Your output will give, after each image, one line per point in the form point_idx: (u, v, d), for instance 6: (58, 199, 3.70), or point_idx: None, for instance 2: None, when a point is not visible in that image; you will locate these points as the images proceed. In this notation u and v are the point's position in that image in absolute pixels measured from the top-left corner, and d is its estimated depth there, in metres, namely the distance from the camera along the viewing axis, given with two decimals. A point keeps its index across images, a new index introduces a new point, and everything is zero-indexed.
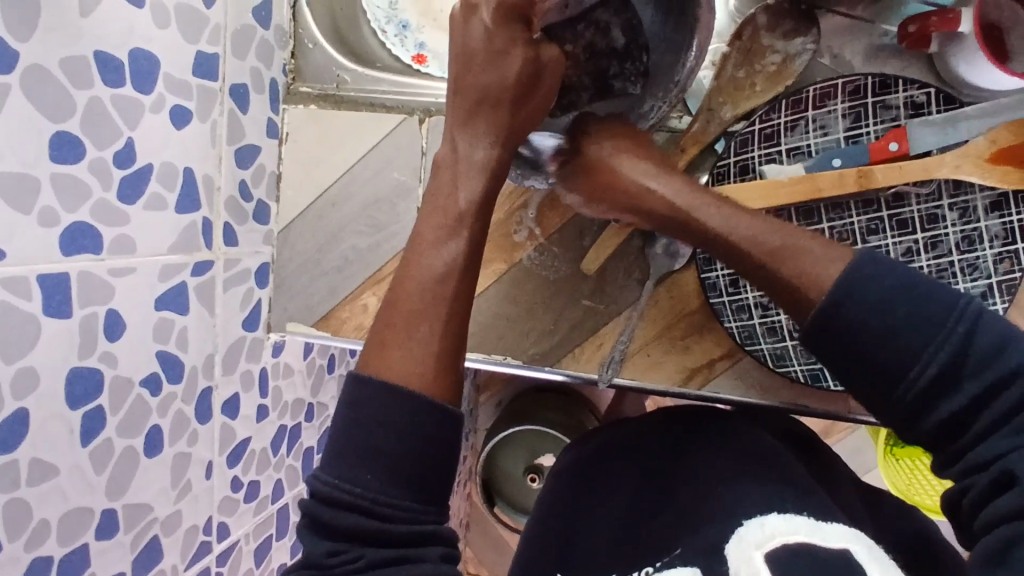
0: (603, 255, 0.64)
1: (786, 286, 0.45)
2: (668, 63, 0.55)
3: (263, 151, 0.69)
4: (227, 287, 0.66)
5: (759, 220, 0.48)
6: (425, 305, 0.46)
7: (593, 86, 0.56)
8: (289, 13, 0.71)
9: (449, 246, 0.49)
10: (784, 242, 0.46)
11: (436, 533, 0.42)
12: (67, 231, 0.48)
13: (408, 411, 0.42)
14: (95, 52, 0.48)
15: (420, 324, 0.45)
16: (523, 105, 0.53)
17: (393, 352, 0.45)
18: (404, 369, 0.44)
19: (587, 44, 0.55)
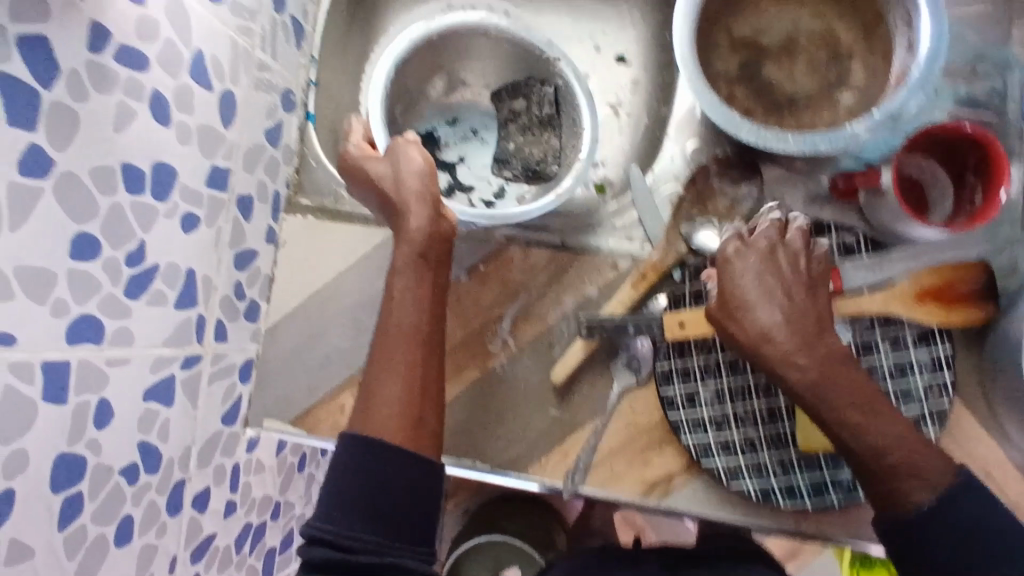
0: (570, 367, 0.68)
1: (885, 489, 0.54)
2: (523, 65, 0.86)
3: (261, 256, 0.74)
4: (212, 381, 0.69)
5: (884, 431, 0.54)
6: (380, 368, 0.62)
7: (547, 127, 0.85)
8: (298, 134, 0.79)
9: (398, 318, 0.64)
10: (890, 440, 0.54)
11: (393, 563, 0.56)
12: (74, 323, 0.52)
13: (366, 460, 0.58)
14: (123, 164, 0.54)
15: (380, 385, 0.61)
16: (415, 191, 0.67)
17: (371, 415, 0.60)
18: (386, 426, 0.59)
19: (518, 129, 0.88)
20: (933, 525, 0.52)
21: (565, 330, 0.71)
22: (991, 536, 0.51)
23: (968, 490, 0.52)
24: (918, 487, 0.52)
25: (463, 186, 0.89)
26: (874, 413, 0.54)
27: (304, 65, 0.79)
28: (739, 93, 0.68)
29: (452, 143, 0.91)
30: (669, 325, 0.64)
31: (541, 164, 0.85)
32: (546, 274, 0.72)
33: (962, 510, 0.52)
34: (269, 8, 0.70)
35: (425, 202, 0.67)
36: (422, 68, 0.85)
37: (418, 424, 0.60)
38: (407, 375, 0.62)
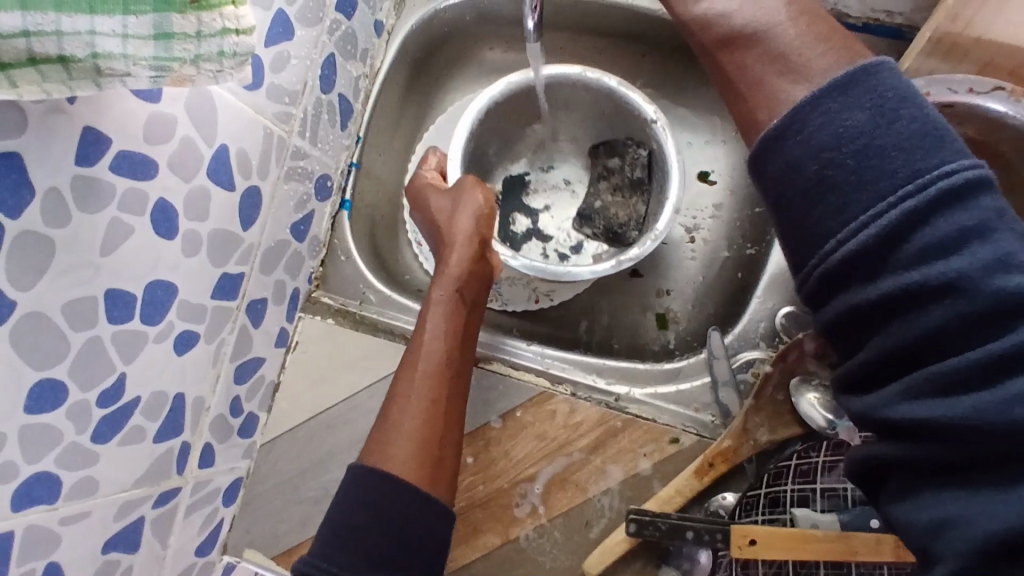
0: (607, 559, 0.57)
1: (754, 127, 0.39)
2: (623, 115, 0.73)
3: (267, 361, 0.65)
4: (189, 512, 0.58)
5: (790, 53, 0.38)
6: (408, 399, 0.55)
7: (637, 191, 0.74)
8: (328, 225, 0.69)
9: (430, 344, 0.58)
10: (769, 98, 0.38)
11: None
12: (25, 484, 0.42)
13: (392, 521, 0.49)
14: (108, 290, 0.45)
15: (404, 418, 0.54)
16: (465, 224, 0.62)
17: (389, 452, 0.53)
18: (400, 456, 0.52)
19: (605, 185, 0.76)
20: (799, 164, 0.34)
21: (605, 507, 0.60)
22: (875, 164, 0.32)
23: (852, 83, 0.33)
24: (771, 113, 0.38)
25: (542, 233, 0.78)
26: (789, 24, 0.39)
27: (348, 146, 0.70)
28: None
29: (540, 191, 0.80)
30: (735, 541, 0.52)
31: (622, 227, 0.74)
32: (592, 437, 0.61)
33: (855, 104, 0.33)
34: (316, 89, 0.61)
35: (473, 231, 0.62)
36: (516, 108, 0.75)
37: (434, 467, 0.53)
38: (432, 410, 0.55)
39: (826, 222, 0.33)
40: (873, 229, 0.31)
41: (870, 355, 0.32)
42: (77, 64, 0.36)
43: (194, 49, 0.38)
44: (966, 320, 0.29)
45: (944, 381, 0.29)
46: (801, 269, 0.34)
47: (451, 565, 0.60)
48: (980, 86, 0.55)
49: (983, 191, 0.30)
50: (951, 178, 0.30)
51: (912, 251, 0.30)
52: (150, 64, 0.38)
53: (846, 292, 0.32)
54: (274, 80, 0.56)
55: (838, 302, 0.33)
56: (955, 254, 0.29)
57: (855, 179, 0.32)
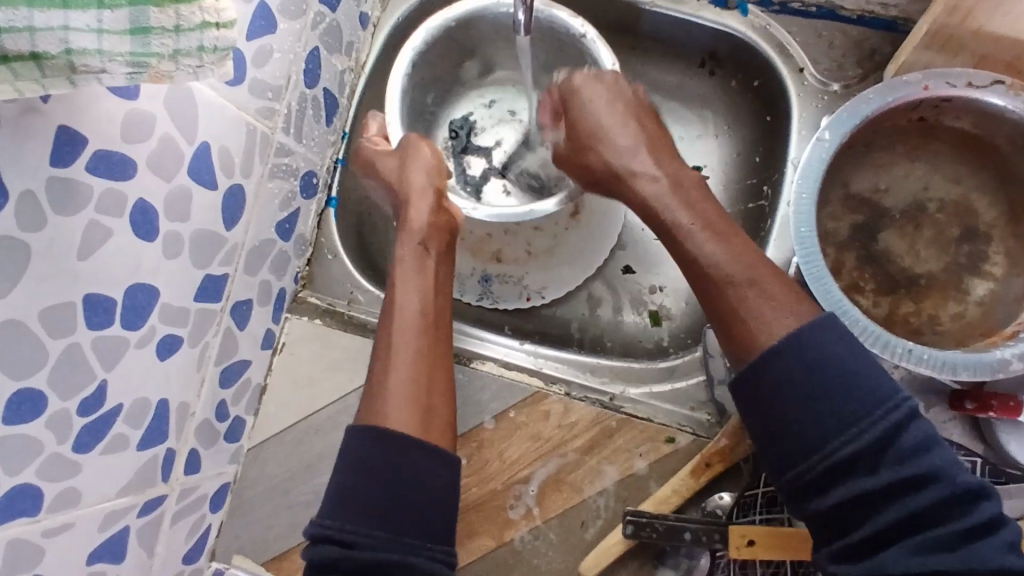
0: (605, 560, 0.56)
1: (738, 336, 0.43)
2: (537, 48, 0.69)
3: (253, 364, 0.63)
4: (175, 520, 0.57)
5: (734, 247, 0.46)
6: (388, 361, 0.53)
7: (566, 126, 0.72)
8: (314, 222, 0.68)
9: (406, 302, 0.56)
10: (768, 322, 0.42)
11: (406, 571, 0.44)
12: (4, 499, 0.41)
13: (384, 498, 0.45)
14: (86, 296, 0.43)
15: (386, 380, 0.52)
16: (421, 180, 0.61)
17: (382, 412, 0.50)
18: (392, 412, 0.49)
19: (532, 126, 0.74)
20: (792, 381, 0.39)
21: (602, 507, 0.59)
22: (855, 385, 0.38)
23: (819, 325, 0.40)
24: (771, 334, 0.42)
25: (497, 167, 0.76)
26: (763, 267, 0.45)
27: (333, 141, 0.68)
28: (849, 261, 0.61)
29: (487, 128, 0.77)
30: (733, 541, 0.52)
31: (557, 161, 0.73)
32: (587, 437, 0.60)
33: (828, 343, 0.40)
34: (300, 83, 0.59)
35: (426, 193, 0.61)
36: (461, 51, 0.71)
37: (431, 416, 0.50)
38: (411, 364, 0.53)
39: (812, 429, 0.39)
40: (857, 438, 0.38)
41: (856, 536, 0.38)
42: (51, 61, 0.34)
43: (173, 44, 0.36)
44: (936, 503, 0.36)
45: (924, 543, 0.36)
46: (786, 464, 0.40)
47: None
48: (979, 80, 0.54)
49: (915, 417, 0.38)
50: (897, 410, 0.38)
51: (891, 453, 0.37)
52: (127, 60, 0.36)
53: (840, 484, 0.38)
54: (256, 74, 0.54)
55: (827, 494, 0.38)
56: (924, 457, 0.37)
57: (845, 394, 0.38)
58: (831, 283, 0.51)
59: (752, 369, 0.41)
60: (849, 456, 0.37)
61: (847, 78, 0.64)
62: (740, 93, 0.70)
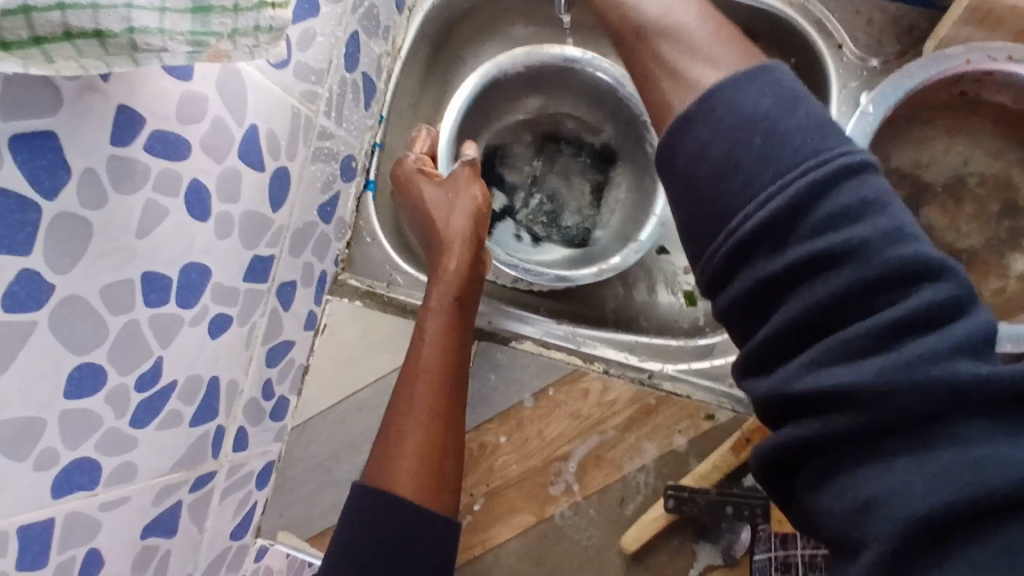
0: (645, 536, 0.57)
1: (659, 108, 0.43)
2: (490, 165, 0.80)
3: (297, 345, 0.65)
4: (224, 496, 0.59)
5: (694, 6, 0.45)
6: (406, 417, 0.57)
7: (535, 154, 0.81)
8: (353, 206, 0.69)
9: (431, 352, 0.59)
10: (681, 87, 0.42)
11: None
12: (66, 471, 0.42)
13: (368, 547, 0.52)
14: (144, 274, 0.44)
15: (404, 436, 0.56)
16: (461, 231, 0.63)
17: (391, 472, 0.55)
18: (400, 476, 0.55)
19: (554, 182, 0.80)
20: (706, 147, 0.37)
21: (641, 483, 0.60)
22: (778, 140, 0.36)
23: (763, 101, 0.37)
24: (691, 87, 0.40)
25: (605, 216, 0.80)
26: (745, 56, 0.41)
27: (371, 126, 0.69)
28: None
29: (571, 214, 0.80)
30: (775, 517, 0.53)
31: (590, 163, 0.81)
32: (626, 415, 0.61)
33: (757, 96, 0.37)
34: (340, 67, 0.60)
35: (468, 241, 0.63)
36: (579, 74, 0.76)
37: (438, 481, 0.56)
38: (428, 424, 0.56)
39: (722, 206, 0.36)
40: (765, 208, 0.35)
41: (772, 330, 0.35)
42: (113, 39, 0.34)
43: (232, 23, 0.38)
44: (865, 279, 0.32)
45: (848, 345, 0.32)
46: (700, 255, 0.38)
47: (487, 543, 0.61)
48: (1019, 54, 0.53)
49: (855, 178, 0.34)
50: (826, 166, 0.34)
51: (811, 223, 0.34)
52: (187, 39, 0.37)
53: (750, 264, 0.35)
54: (300, 58, 0.55)
55: (734, 281, 0.36)
56: (853, 222, 0.33)
57: (755, 161, 0.36)
58: None
59: (678, 129, 0.39)
60: (759, 231, 0.35)
61: (885, 53, 0.63)
62: None
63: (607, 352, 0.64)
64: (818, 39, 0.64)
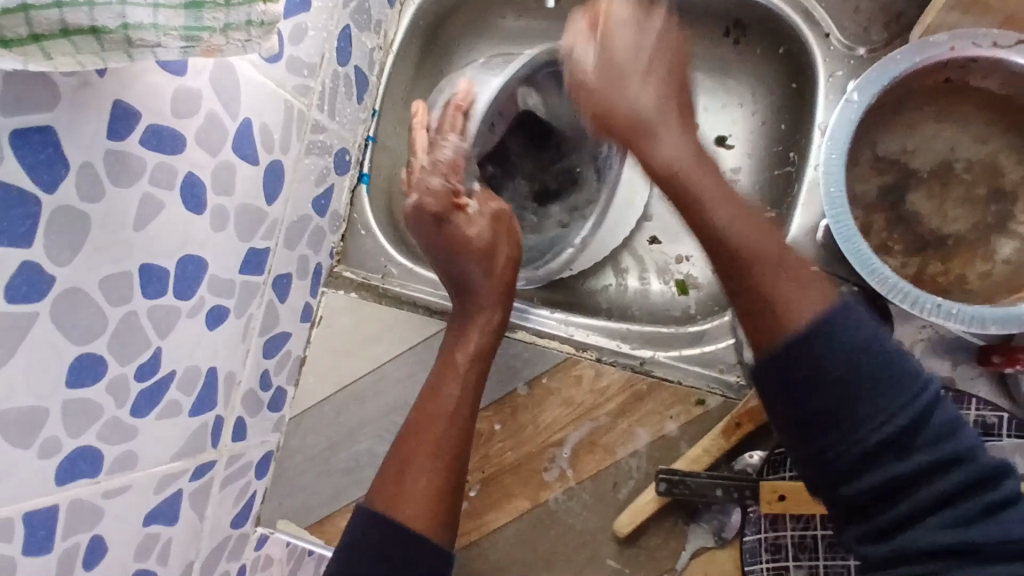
0: (638, 519, 0.58)
1: (754, 299, 0.45)
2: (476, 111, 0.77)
3: (294, 336, 0.66)
4: (224, 485, 0.59)
5: (722, 184, 0.50)
6: (425, 442, 0.54)
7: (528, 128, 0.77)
8: (348, 198, 0.70)
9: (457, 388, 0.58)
10: (798, 299, 0.43)
11: None
12: (67, 459, 0.43)
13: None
14: (142, 266, 0.45)
15: (416, 460, 0.53)
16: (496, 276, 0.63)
17: (401, 501, 0.51)
18: (410, 502, 0.51)
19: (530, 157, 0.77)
20: (828, 364, 0.41)
21: (634, 468, 0.61)
22: (872, 371, 0.41)
23: (847, 320, 0.42)
24: (789, 321, 0.43)
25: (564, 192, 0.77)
26: (765, 239, 0.47)
27: (364, 119, 0.70)
28: (878, 222, 0.61)
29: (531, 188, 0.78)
30: (764, 496, 0.55)
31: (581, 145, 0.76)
32: (618, 402, 0.62)
33: (845, 331, 0.41)
34: (332, 62, 0.61)
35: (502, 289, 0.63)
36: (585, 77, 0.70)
37: (443, 517, 0.51)
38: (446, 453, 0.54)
39: (864, 409, 0.40)
40: (889, 425, 0.40)
41: (867, 492, 0.40)
42: (108, 35, 0.35)
43: (224, 18, 0.39)
44: (930, 466, 0.39)
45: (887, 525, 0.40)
46: (806, 440, 0.42)
47: (483, 528, 0.62)
48: (1004, 40, 0.53)
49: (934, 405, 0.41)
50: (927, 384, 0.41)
51: (878, 438, 0.40)
52: (181, 35, 0.38)
53: (829, 436, 0.41)
54: (293, 52, 0.55)
55: (817, 439, 0.42)
56: (951, 439, 0.40)
57: (869, 386, 0.40)
58: (862, 243, 0.50)
59: (796, 343, 0.42)
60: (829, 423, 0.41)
61: (872, 41, 0.64)
62: (763, 60, 0.71)
63: (599, 340, 0.65)
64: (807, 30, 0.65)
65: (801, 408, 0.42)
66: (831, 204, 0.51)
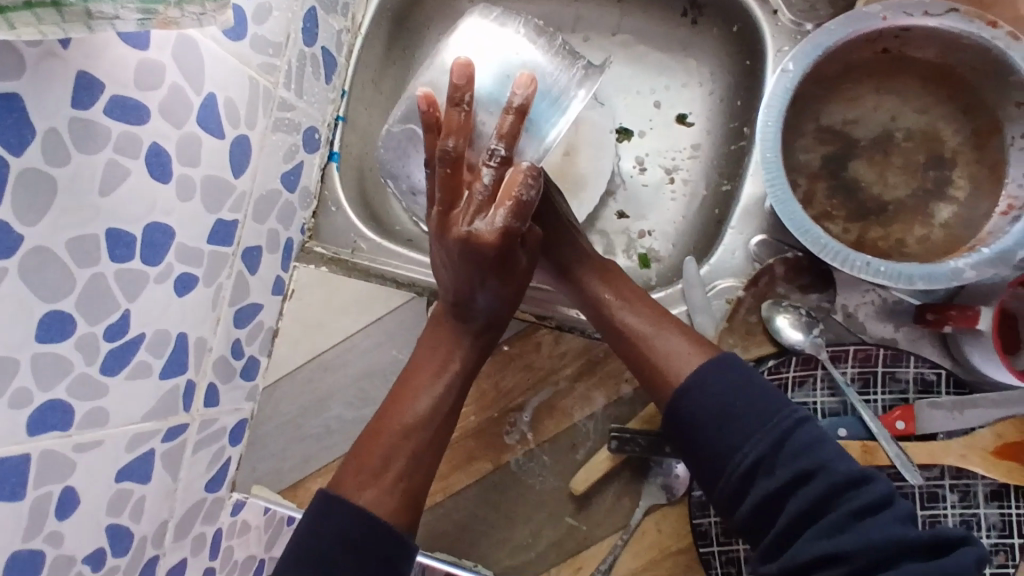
0: (592, 477, 0.61)
1: (648, 369, 0.55)
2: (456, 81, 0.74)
3: (265, 308, 0.68)
4: (197, 448, 0.62)
5: (625, 287, 0.61)
6: (399, 441, 0.54)
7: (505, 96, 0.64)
8: (318, 176, 0.73)
9: (427, 397, 0.57)
10: (677, 356, 0.54)
11: None
12: (38, 411, 0.45)
13: (325, 545, 0.48)
14: (108, 231, 0.48)
15: (392, 459, 0.53)
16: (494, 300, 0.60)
17: (364, 487, 0.51)
18: (377, 492, 0.51)
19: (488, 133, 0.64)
20: (715, 401, 0.50)
21: (590, 430, 0.64)
22: (741, 404, 0.50)
23: (721, 366, 0.52)
24: (673, 384, 0.53)
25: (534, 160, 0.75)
26: (658, 323, 0.57)
27: (333, 99, 0.72)
28: (820, 190, 0.63)
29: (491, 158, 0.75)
30: None
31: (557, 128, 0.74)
32: (575, 366, 0.65)
33: (722, 374, 0.51)
34: (298, 41, 0.64)
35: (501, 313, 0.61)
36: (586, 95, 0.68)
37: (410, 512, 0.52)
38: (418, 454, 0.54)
39: (736, 438, 0.49)
40: (767, 447, 0.48)
41: (763, 513, 0.48)
42: (70, 8, 0.37)
43: None
44: (813, 478, 0.46)
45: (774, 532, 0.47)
46: (713, 473, 0.50)
47: (448, 490, 0.64)
48: (934, 9, 0.56)
49: (804, 428, 0.49)
50: (798, 413, 0.49)
51: (751, 456, 0.48)
52: (138, 7, 0.41)
53: (719, 463, 0.49)
54: (257, 31, 0.58)
55: (712, 470, 0.50)
56: (822, 453, 0.47)
57: (746, 414, 0.49)
58: (794, 204, 0.53)
59: (677, 395, 0.52)
60: (713, 452, 0.49)
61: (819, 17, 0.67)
62: (721, 40, 0.74)
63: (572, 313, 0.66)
64: (757, 8, 0.68)
65: (695, 446, 0.51)
66: (766, 167, 0.53)
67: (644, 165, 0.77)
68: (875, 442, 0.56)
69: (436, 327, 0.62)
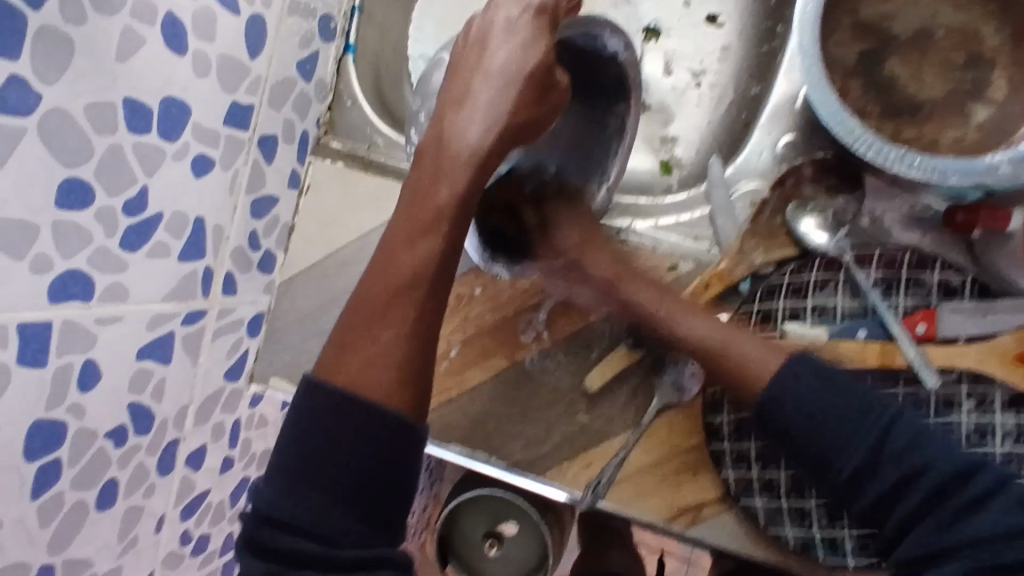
0: (607, 375, 0.62)
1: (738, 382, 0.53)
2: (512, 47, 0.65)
3: (281, 202, 0.68)
4: (215, 336, 0.62)
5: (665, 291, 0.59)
6: (391, 304, 0.43)
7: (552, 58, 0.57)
8: (333, 68, 0.71)
9: (425, 246, 0.45)
10: (757, 360, 0.52)
11: (385, 562, 0.39)
12: (59, 278, 0.45)
13: (311, 451, 0.39)
14: (125, 99, 0.46)
15: (382, 329, 0.42)
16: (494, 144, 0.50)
17: (354, 366, 0.41)
18: (370, 377, 0.40)
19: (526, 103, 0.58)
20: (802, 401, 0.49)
21: (606, 331, 0.64)
22: (831, 406, 0.48)
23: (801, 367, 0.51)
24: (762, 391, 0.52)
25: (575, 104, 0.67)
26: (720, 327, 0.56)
27: None
28: (853, 89, 0.62)
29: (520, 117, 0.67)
30: None
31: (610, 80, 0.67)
32: None
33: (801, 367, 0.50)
34: None
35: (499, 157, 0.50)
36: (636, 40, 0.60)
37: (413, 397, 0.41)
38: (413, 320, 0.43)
39: (830, 442, 0.48)
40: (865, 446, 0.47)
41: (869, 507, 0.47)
42: None
43: None
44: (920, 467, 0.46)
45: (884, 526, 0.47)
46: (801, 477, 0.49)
47: (462, 386, 0.65)
48: None
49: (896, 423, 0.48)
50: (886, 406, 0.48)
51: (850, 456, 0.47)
52: None
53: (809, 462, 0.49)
54: None
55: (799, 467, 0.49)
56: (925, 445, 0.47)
57: (837, 413, 0.48)
58: (827, 94, 0.52)
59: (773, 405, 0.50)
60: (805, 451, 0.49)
61: None
62: None
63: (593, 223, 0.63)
64: None
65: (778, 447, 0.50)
66: (802, 54, 0.52)
67: (670, 67, 0.74)
68: (894, 344, 0.56)
69: (430, 150, 0.49)
